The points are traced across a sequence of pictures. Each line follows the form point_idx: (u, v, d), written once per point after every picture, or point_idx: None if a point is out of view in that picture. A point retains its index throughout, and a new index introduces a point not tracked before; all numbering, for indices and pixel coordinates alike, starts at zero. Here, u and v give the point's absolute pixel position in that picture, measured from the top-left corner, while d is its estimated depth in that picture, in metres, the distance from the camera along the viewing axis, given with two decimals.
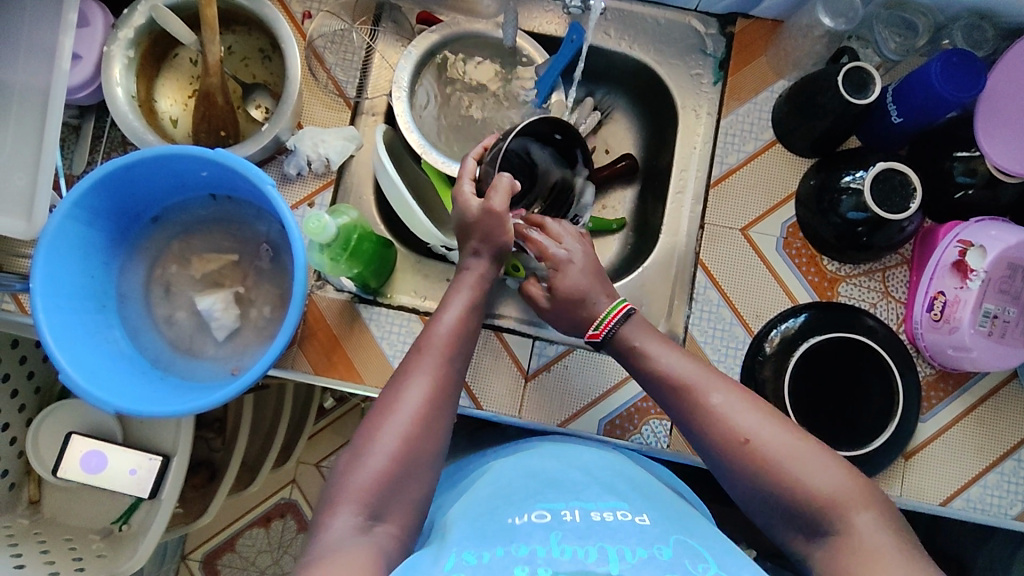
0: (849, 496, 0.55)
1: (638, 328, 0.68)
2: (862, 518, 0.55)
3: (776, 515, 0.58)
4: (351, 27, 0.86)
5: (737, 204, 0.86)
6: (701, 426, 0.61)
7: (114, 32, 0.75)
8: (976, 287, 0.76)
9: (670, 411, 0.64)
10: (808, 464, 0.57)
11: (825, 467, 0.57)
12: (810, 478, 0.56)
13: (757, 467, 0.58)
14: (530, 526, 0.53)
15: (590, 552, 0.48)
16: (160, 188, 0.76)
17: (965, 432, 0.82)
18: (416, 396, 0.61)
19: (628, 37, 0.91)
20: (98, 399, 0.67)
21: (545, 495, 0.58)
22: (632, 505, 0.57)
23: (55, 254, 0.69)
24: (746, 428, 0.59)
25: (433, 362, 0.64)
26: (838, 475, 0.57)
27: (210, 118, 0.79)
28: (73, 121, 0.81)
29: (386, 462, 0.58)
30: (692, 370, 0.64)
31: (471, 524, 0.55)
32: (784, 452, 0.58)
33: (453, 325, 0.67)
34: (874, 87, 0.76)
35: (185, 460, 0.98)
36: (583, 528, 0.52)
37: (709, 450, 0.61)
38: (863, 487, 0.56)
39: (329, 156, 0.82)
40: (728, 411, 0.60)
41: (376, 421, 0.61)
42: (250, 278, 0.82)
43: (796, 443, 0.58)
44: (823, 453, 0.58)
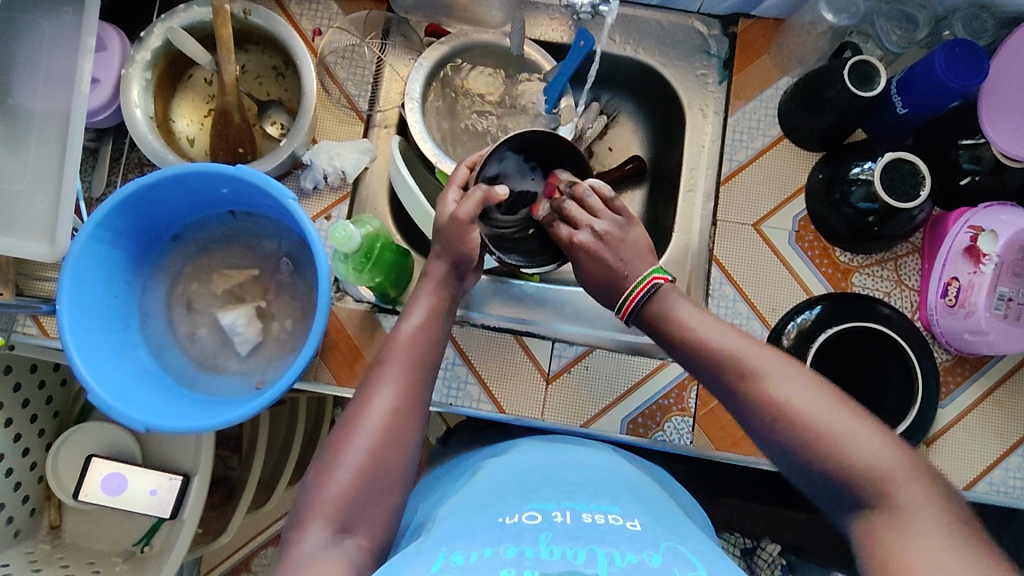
0: (893, 466, 0.53)
1: (670, 302, 0.64)
2: (910, 492, 0.52)
3: (821, 487, 0.55)
4: (362, 41, 0.87)
5: (748, 200, 0.87)
6: (747, 396, 0.58)
7: (132, 54, 0.76)
8: (990, 271, 0.77)
9: (713, 383, 0.61)
10: (856, 434, 0.54)
11: (870, 439, 0.54)
12: (856, 449, 0.53)
13: (797, 436, 0.55)
14: (519, 527, 0.51)
15: (579, 554, 0.47)
16: (180, 205, 0.77)
17: (984, 416, 0.83)
18: (379, 408, 0.60)
19: (633, 41, 0.93)
20: (128, 416, 0.67)
21: (535, 495, 0.56)
22: (624, 509, 0.55)
23: (79, 276, 0.69)
24: (793, 394, 0.56)
25: (399, 372, 0.63)
26: (892, 448, 0.54)
27: (227, 136, 0.80)
28: (91, 144, 0.82)
29: (350, 476, 0.57)
30: (741, 340, 0.61)
31: (459, 523, 0.53)
32: (832, 420, 0.55)
33: (411, 332, 0.65)
34: (879, 79, 0.78)
35: (206, 477, 0.98)
36: (574, 531, 0.50)
37: (753, 419, 0.58)
38: (907, 457, 0.53)
39: (345, 169, 0.83)
40: (773, 380, 0.57)
41: (342, 434, 0.59)
42: (271, 292, 0.82)
43: (844, 412, 0.55)
44: (867, 421, 0.55)
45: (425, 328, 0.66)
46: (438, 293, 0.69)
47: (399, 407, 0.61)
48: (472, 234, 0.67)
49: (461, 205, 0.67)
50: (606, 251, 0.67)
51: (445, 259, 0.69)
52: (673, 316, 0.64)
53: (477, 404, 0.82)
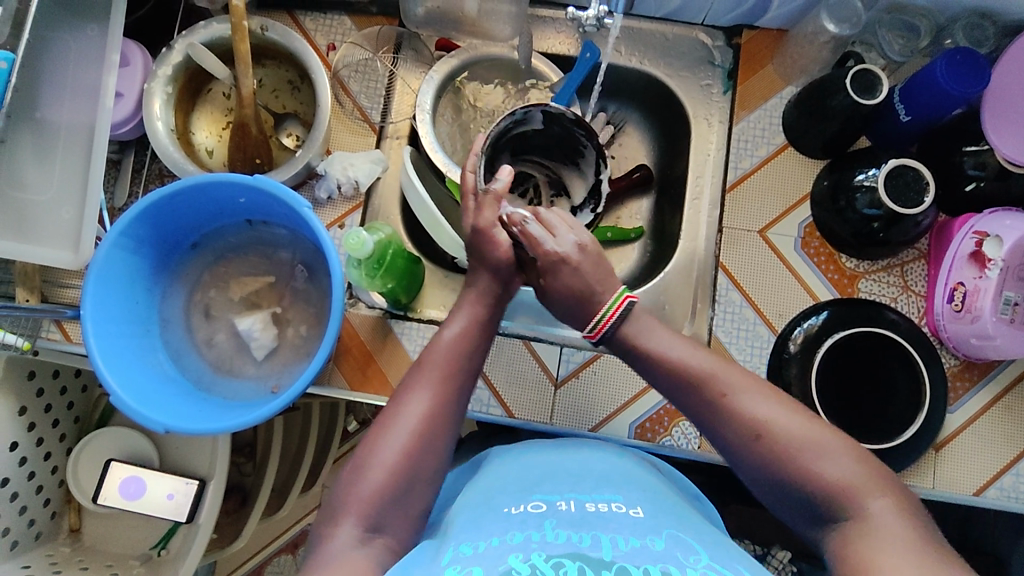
0: (862, 481, 0.54)
1: (645, 322, 0.65)
2: (875, 505, 0.53)
3: (785, 506, 0.58)
4: (374, 56, 0.90)
5: (754, 207, 0.88)
6: (720, 420, 0.60)
7: (154, 70, 0.79)
8: (995, 276, 0.77)
9: (686, 408, 0.62)
10: (823, 453, 0.56)
11: (837, 456, 0.56)
12: (824, 466, 0.55)
13: (768, 460, 0.57)
14: (524, 516, 0.53)
15: (583, 538, 0.48)
16: (202, 214, 0.79)
17: (994, 421, 0.83)
18: (417, 412, 0.60)
19: (638, 52, 0.95)
20: (151, 418, 0.69)
21: (541, 488, 0.58)
22: (626, 498, 0.56)
23: (103, 283, 0.72)
24: (763, 417, 0.58)
25: (437, 378, 0.62)
26: (856, 466, 0.55)
27: (244, 147, 0.83)
28: (114, 156, 0.85)
29: (383, 476, 0.57)
30: (711, 361, 0.62)
31: (468, 518, 0.55)
32: (803, 440, 0.57)
33: (452, 339, 0.65)
34: (881, 87, 0.79)
35: (222, 483, 1.00)
36: (578, 518, 0.52)
37: (726, 444, 0.59)
38: (873, 474, 0.55)
39: (358, 178, 0.85)
40: (745, 401, 0.59)
41: (376, 437, 0.60)
42: (287, 299, 0.84)
43: (809, 429, 0.57)
44: (833, 438, 0.57)
45: (465, 336, 0.66)
46: (479, 303, 0.69)
47: (435, 412, 0.61)
48: (499, 237, 0.70)
49: (480, 213, 0.71)
50: (584, 265, 0.67)
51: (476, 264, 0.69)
52: (647, 341, 0.64)
53: (487, 409, 0.84)
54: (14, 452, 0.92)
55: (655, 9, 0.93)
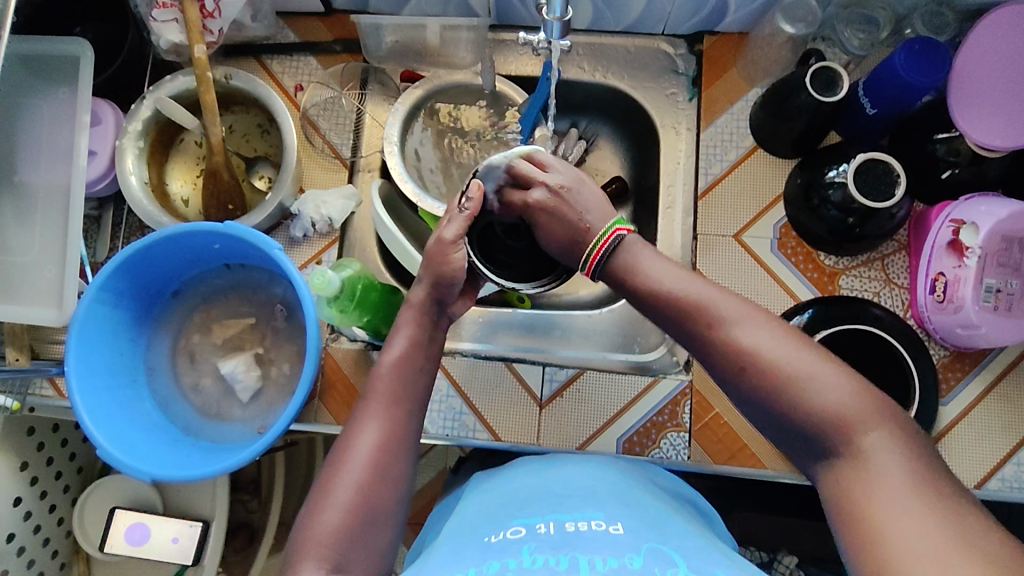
0: (860, 410, 0.53)
1: (637, 253, 0.66)
2: (871, 437, 0.52)
3: (782, 435, 0.57)
4: (340, 93, 0.92)
5: (728, 211, 0.88)
6: (715, 346, 0.59)
7: (125, 126, 0.82)
8: (974, 264, 0.76)
9: (683, 337, 0.62)
10: (825, 378, 0.54)
11: (836, 382, 0.54)
12: (818, 394, 0.54)
13: (766, 389, 0.56)
14: (504, 543, 0.53)
15: (560, 560, 0.49)
16: (178, 262, 0.80)
17: (990, 410, 0.81)
18: (365, 444, 0.61)
19: (601, 67, 0.95)
20: (135, 469, 0.70)
21: (523, 510, 0.58)
22: (609, 513, 0.56)
23: (85, 338, 0.73)
24: (760, 344, 0.57)
25: (381, 407, 0.63)
26: (856, 390, 0.54)
27: (217, 194, 0.84)
28: (94, 213, 0.87)
29: (340, 515, 0.57)
30: (716, 291, 0.61)
31: (448, 548, 0.55)
32: (803, 369, 0.55)
33: (393, 363, 0.66)
34: (841, 84, 0.79)
35: (224, 522, 1.01)
36: (558, 540, 0.52)
37: (723, 376, 0.59)
38: (872, 403, 0.54)
39: (332, 216, 0.86)
40: (742, 328, 0.58)
41: (328, 475, 0.60)
42: (269, 338, 0.85)
43: (809, 356, 0.56)
44: (830, 363, 0.55)
45: (408, 355, 0.67)
46: (418, 322, 0.69)
47: (387, 442, 0.61)
48: (454, 253, 0.69)
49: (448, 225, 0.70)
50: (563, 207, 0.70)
51: (437, 287, 0.69)
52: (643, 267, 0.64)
53: (473, 434, 0.84)
54: (17, 507, 0.92)
55: (615, 24, 0.94)
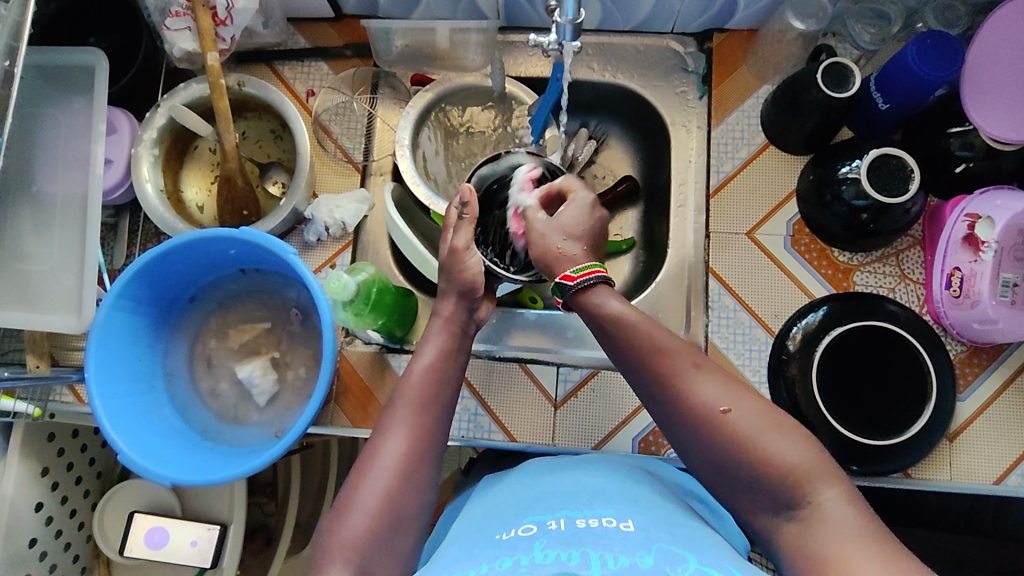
0: (813, 470, 0.55)
1: (609, 299, 0.66)
2: (828, 494, 0.54)
3: (734, 491, 0.58)
4: (351, 98, 0.92)
5: (741, 209, 0.88)
6: (675, 396, 0.60)
7: (140, 134, 0.83)
8: (991, 259, 0.76)
9: (641, 385, 0.63)
10: (777, 439, 0.56)
11: (790, 441, 0.56)
12: (775, 451, 0.55)
13: (723, 441, 0.57)
14: (514, 540, 0.53)
15: (572, 555, 0.48)
16: (194, 268, 0.81)
17: (1008, 405, 0.81)
18: (392, 452, 0.61)
19: (610, 66, 0.96)
20: (155, 473, 0.71)
21: (533, 509, 0.58)
22: (619, 511, 0.56)
23: (105, 344, 0.74)
24: (721, 399, 0.58)
25: (411, 415, 0.64)
26: (807, 450, 0.56)
27: (232, 200, 0.85)
28: (110, 220, 0.88)
29: (367, 520, 0.57)
30: (676, 342, 0.62)
31: (460, 547, 0.55)
32: (756, 428, 0.57)
33: (425, 370, 0.66)
34: (854, 79, 0.78)
35: (242, 525, 1.02)
36: (568, 535, 0.52)
37: (680, 428, 0.59)
38: (822, 464, 0.55)
39: (345, 219, 0.87)
40: (700, 381, 0.59)
41: (354, 481, 0.60)
42: (284, 342, 0.86)
43: (763, 413, 0.58)
44: (782, 425, 0.57)
45: (440, 365, 0.67)
46: (447, 331, 0.70)
47: (413, 448, 0.62)
48: (470, 260, 0.70)
49: (458, 234, 0.71)
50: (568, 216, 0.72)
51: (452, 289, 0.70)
52: (610, 311, 0.65)
53: (488, 435, 0.84)
54: (39, 512, 0.93)
55: (624, 23, 0.94)
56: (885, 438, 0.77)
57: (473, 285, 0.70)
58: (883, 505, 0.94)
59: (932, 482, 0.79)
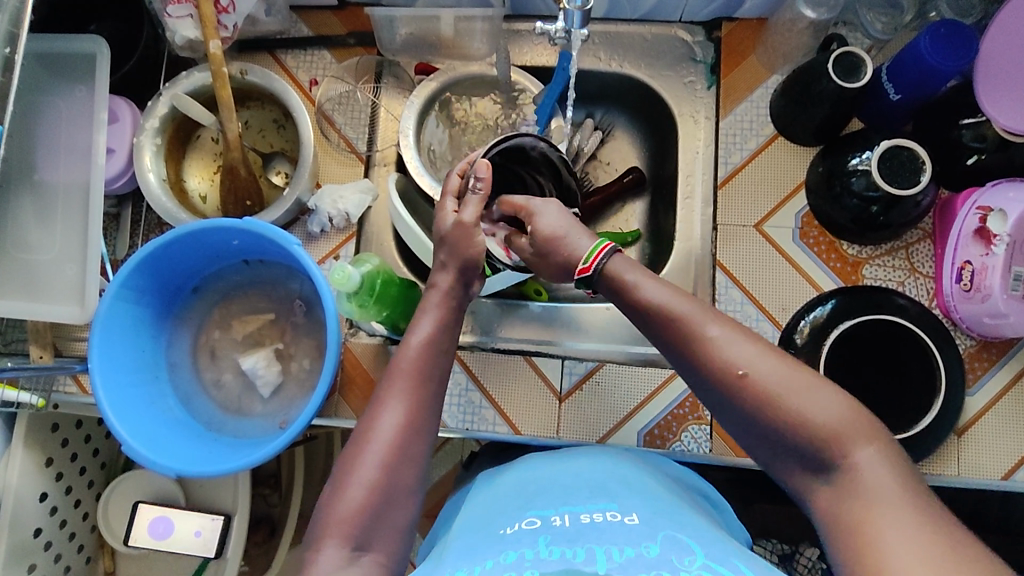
0: (849, 427, 0.51)
1: (629, 264, 0.63)
2: (863, 454, 0.50)
3: (769, 450, 0.54)
4: (355, 87, 0.91)
5: (748, 201, 0.87)
6: (697, 358, 0.56)
7: (142, 123, 0.82)
8: (1002, 252, 0.74)
9: (664, 347, 0.59)
10: (810, 396, 0.52)
11: (824, 400, 0.52)
12: (808, 410, 0.52)
13: (749, 405, 0.54)
14: (518, 535, 0.52)
15: (577, 552, 0.48)
16: (198, 258, 0.81)
17: (1017, 400, 0.80)
18: (388, 426, 0.60)
19: (617, 55, 0.94)
20: (159, 463, 0.70)
21: (535, 503, 0.57)
22: (623, 504, 0.55)
23: (109, 333, 0.74)
24: (743, 360, 0.54)
25: (406, 387, 0.62)
26: (842, 406, 0.52)
27: (235, 190, 0.84)
28: (113, 211, 0.87)
29: (363, 492, 0.57)
30: (691, 302, 0.58)
31: (462, 542, 0.55)
32: (786, 386, 0.53)
33: (421, 348, 0.64)
34: (865, 69, 0.77)
35: (246, 516, 1.02)
36: (573, 531, 0.51)
37: (708, 388, 0.56)
38: (862, 419, 0.52)
39: (348, 210, 0.86)
40: (724, 342, 0.56)
41: (351, 455, 0.59)
42: (288, 334, 0.86)
43: (791, 372, 0.54)
44: (817, 380, 0.53)
45: (435, 338, 0.66)
46: (445, 303, 0.68)
47: (410, 421, 0.61)
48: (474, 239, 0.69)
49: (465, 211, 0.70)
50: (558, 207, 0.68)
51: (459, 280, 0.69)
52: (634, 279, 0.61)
53: (493, 428, 0.84)
54: (43, 502, 0.94)
55: (631, 11, 0.92)
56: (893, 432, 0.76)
57: (476, 262, 0.69)
58: None
59: (940, 478, 0.78)
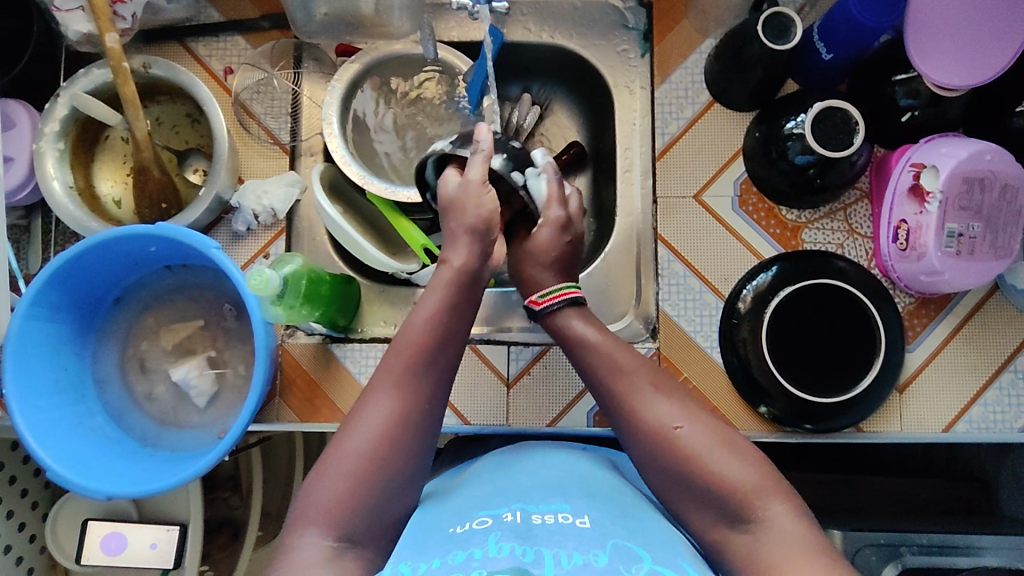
0: (759, 486, 0.54)
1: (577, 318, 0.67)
2: (774, 509, 0.53)
3: (676, 489, 0.57)
4: (272, 74, 0.86)
5: (687, 171, 0.85)
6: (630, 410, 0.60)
7: (41, 127, 0.76)
8: (936, 209, 0.74)
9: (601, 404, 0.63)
10: (725, 457, 0.56)
11: (741, 460, 0.56)
12: (726, 469, 0.55)
13: (679, 453, 0.56)
14: (469, 534, 0.51)
15: (527, 552, 0.47)
16: (116, 268, 0.77)
17: (957, 352, 0.81)
18: (378, 417, 0.58)
19: (548, 26, 0.91)
20: (90, 487, 0.68)
21: (488, 501, 0.56)
22: (575, 506, 0.54)
23: (24, 354, 0.70)
24: (673, 418, 0.58)
25: (404, 374, 0.60)
26: (752, 466, 0.55)
27: (150, 193, 0.79)
28: (21, 222, 0.82)
29: (348, 484, 0.55)
30: (636, 361, 0.62)
31: (414, 537, 0.53)
32: (706, 444, 0.56)
33: (423, 329, 0.61)
34: (794, 32, 0.75)
35: (201, 524, 1.00)
36: (524, 530, 0.50)
37: (636, 434, 0.59)
38: (771, 481, 0.55)
39: (274, 206, 0.82)
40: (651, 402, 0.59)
41: (338, 444, 0.58)
42: (220, 340, 0.82)
43: (712, 432, 0.57)
44: (736, 449, 0.56)
45: (438, 321, 0.62)
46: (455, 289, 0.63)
47: (405, 410, 0.58)
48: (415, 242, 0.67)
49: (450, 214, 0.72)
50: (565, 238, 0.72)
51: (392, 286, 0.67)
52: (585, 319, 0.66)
53: None
54: None
55: None
56: (832, 395, 0.77)
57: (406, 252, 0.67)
58: (840, 456, 0.95)
59: (882, 435, 0.79)
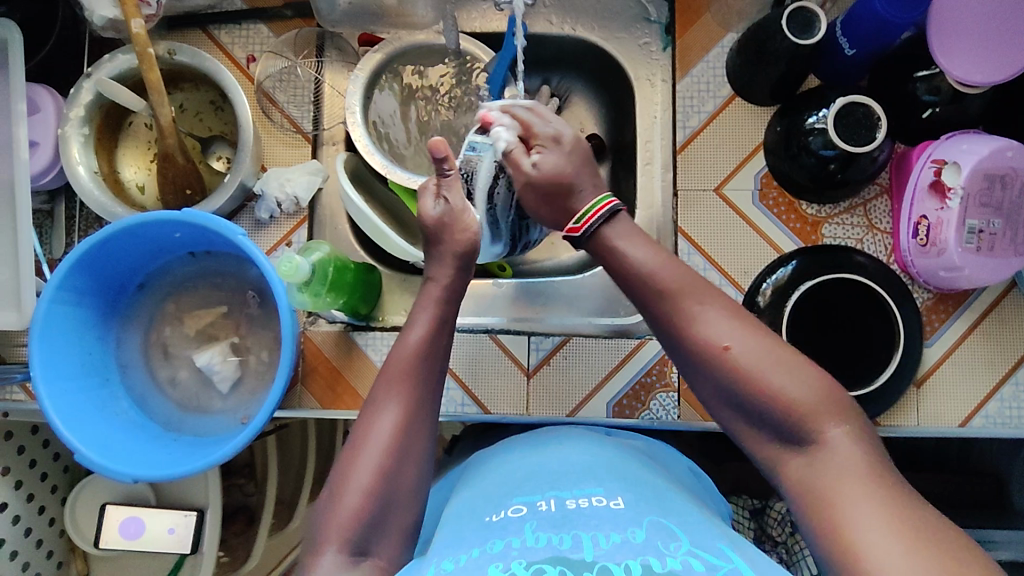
0: (823, 403, 0.53)
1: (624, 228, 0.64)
2: (834, 429, 0.52)
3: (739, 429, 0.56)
4: (296, 62, 0.86)
5: (708, 165, 0.86)
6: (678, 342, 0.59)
7: (66, 112, 0.76)
8: (957, 206, 0.75)
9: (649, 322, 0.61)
10: (785, 370, 0.54)
11: (801, 375, 0.54)
12: (784, 384, 0.53)
13: (736, 368, 0.55)
14: (505, 521, 0.52)
15: (564, 538, 0.47)
16: (140, 254, 0.77)
17: (974, 348, 0.82)
18: (383, 428, 0.59)
19: (570, 19, 0.91)
20: (117, 470, 0.68)
21: (520, 489, 0.56)
22: (608, 489, 0.55)
23: (49, 338, 0.70)
24: (722, 333, 0.56)
25: (402, 389, 0.61)
26: (816, 383, 0.54)
27: (174, 179, 0.80)
28: (45, 207, 0.82)
29: (360, 498, 0.56)
30: (679, 280, 0.60)
31: (447, 531, 0.54)
32: (763, 362, 0.55)
33: (415, 345, 0.63)
34: (819, 25, 0.75)
35: (219, 509, 1.00)
36: (560, 517, 0.51)
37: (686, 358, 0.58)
38: (833, 396, 0.54)
39: (297, 194, 0.82)
40: (703, 316, 0.58)
41: (348, 462, 0.58)
42: (243, 327, 0.83)
43: (767, 347, 0.56)
44: (796, 362, 0.55)
45: (429, 340, 0.64)
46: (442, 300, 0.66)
47: (405, 422, 0.59)
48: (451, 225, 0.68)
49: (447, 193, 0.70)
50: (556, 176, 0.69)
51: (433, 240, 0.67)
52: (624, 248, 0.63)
53: (462, 409, 0.83)
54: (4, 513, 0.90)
55: None
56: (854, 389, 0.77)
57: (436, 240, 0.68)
58: None
59: (900, 429, 0.80)
